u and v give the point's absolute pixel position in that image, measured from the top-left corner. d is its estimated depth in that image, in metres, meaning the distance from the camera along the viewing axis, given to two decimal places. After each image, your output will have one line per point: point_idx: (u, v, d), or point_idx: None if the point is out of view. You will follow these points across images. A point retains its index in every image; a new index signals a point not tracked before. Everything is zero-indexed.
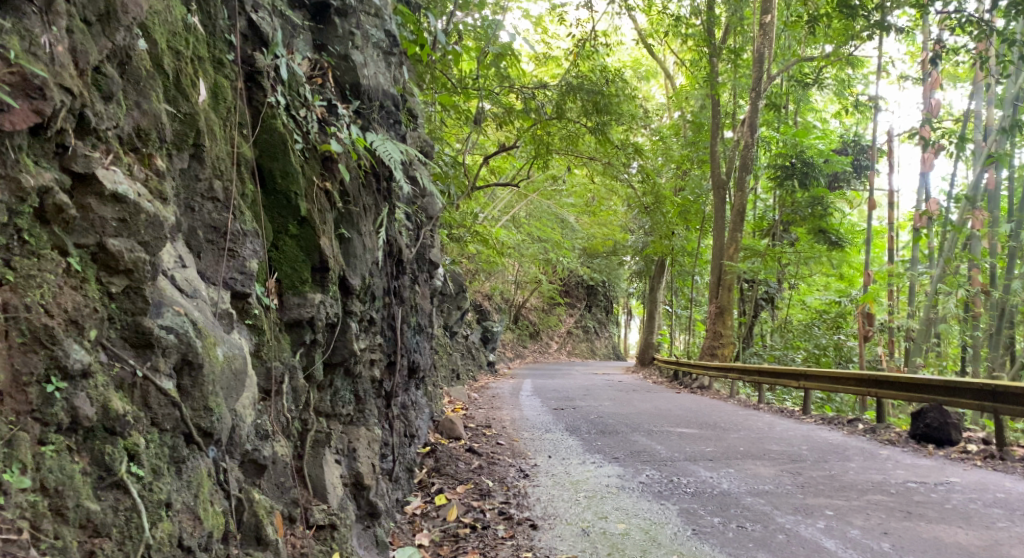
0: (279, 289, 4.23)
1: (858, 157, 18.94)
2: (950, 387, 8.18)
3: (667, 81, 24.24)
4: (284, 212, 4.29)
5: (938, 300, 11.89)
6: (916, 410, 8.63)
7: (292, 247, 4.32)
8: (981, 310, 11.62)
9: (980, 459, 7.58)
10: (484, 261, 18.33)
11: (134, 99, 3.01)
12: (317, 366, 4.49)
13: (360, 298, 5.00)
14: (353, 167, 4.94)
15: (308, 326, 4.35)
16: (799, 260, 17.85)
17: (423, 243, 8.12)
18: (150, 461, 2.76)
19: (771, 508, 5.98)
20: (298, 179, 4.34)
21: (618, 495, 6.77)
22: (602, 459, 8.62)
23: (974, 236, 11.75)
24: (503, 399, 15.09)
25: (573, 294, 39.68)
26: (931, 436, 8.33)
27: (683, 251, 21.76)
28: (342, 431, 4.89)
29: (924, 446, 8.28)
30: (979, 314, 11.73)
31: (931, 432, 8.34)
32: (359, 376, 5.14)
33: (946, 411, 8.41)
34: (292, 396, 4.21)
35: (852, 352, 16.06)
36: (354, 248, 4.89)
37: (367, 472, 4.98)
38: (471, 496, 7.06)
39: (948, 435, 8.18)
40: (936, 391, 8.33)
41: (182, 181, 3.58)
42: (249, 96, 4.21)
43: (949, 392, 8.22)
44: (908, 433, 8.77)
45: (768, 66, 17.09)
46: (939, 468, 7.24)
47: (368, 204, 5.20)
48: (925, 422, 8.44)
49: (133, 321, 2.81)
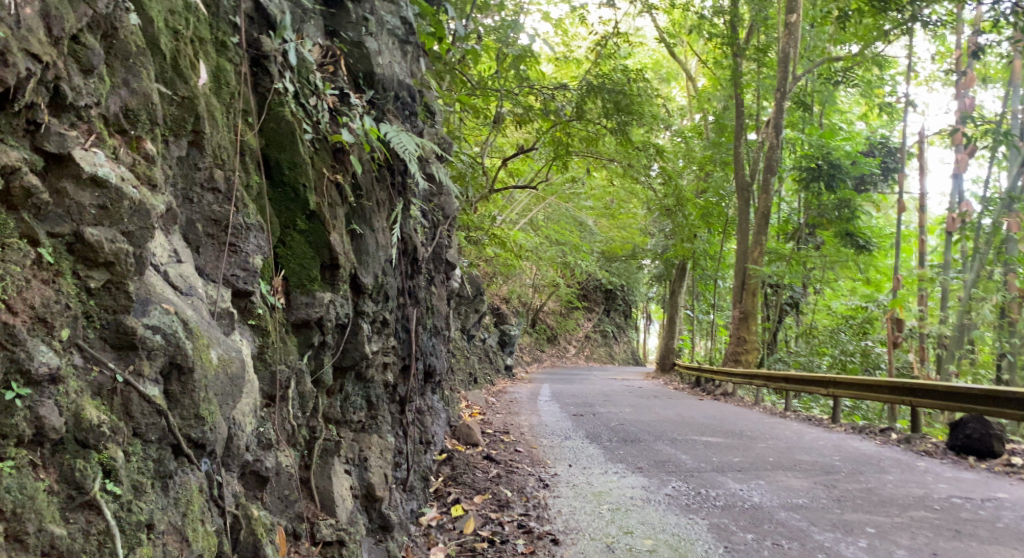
0: (286, 288, 3.95)
1: (886, 160, 18.47)
2: (993, 396, 7.77)
3: (688, 82, 23.86)
4: (292, 206, 4.01)
5: (974, 306, 11.44)
6: (955, 421, 8.23)
7: (301, 243, 4.04)
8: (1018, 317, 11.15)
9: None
10: (502, 264, 18.05)
11: (122, 76, 2.76)
12: (325, 370, 4.21)
13: (372, 298, 4.72)
14: (366, 160, 4.66)
15: (316, 327, 4.07)
16: (825, 264, 17.42)
17: (439, 243, 7.83)
18: (129, 478, 2.49)
19: (807, 524, 5.66)
20: (307, 170, 4.05)
21: (643, 509, 6.46)
22: (625, 469, 8.29)
23: (1009, 240, 11.22)
24: (521, 404, 14.80)
25: (592, 298, 39.25)
26: (971, 448, 7.91)
27: (705, 254, 21.37)
28: (353, 439, 4.61)
29: (964, 458, 7.89)
30: (1016, 321, 11.26)
31: (971, 444, 7.93)
32: (371, 380, 4.86)
33: (988, 422, 8.00)
34: (299, 402, 3.94)
35: (880, 358, 15.45)
36: (367, 245, 4.61)
37: (379, 483, 4.70)
38: (489, 507, 6.77)
39: (990, 446, 7.76)
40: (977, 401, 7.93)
41: (179, 170, 3.32)
42: (255, 82, 3.93)
43: (993, 402, 7.81)
44: (946, 444, 8.36)
45: (793, 66, 16.68)
46: (983, 483, 6.87)
47: (381, 199, 4.91)
48: (965, 433, 8.02)
49: (114, 319, 2.56)
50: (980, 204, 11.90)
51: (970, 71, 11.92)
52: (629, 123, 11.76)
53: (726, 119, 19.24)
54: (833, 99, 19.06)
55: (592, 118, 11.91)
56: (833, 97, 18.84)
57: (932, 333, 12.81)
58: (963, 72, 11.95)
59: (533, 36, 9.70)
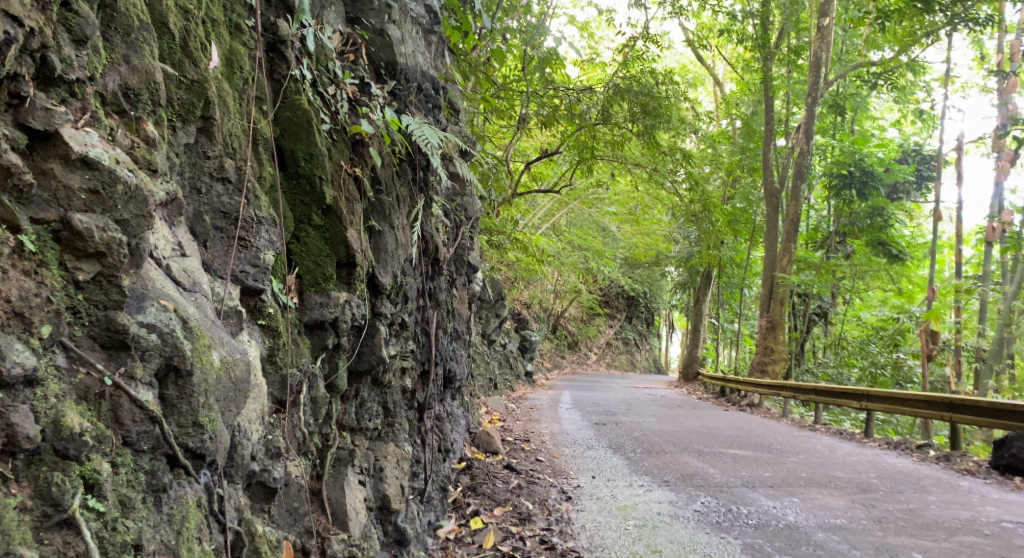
0: (300, 286, 3.74)
1: (920, 168, 18.03)
2: None
3: (715, 87, 23.51)
4: (307, 200, 3.78)
5: (1014, 319, 11.03)
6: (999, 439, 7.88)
7: (316, 239, 3.82)
8: None
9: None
10: (524, 268, 17.81)
11: (121, 52, 2.57)
12: (340, 375, 3.98)
13: (391, 298, 4.48)
14: (386, 153, 4.43)
15: (331, 329, 3.85)
16: (856, 274, 17.04)
17: (461, 245, 7.59)
18: (115, 494, 2.28)
19: (849, 547, 5.66)
20: (324, 161, 3.83)
21: (671, 525, 6.36)
22: (650, 482, 8.01)
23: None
24: (542, 410, 14.55)
25: (614, 304, 38.74)
26: (1019, 468, 7.54)
27: (731, 262, 21.02)
28: (368, 448, 4.37)
29: (1011, 479, 7.55)
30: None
31: (1018, 463, 7.56)
32: (389, 385, 4.62)
33: None
34: (312, 409, 3.73)
35: (912, 372, 14.90)
36: (386, 243, 4.37)
37: (395, 495, 4.47)
38: (510, 520, 6.53)
39: None
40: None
41: (186, 158, 3.10)
42: (270, 68, 3.71)
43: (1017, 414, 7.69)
44: (989, 464, 8.00)
45: (825, 72, 16.31)
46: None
47: (402, 195, 4.67)
48: (1011, 453, 7.67)
49: (105, 316, 2.35)
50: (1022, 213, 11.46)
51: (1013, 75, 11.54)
52: (658, 126, 11.49)
53: (754, 124, 18.90)
54: (865, 105, 18.66)
55: (618, 122, 11.64)
56: (865, 103, 18.44)
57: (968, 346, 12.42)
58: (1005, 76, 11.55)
59: (559, 38, 9.45)
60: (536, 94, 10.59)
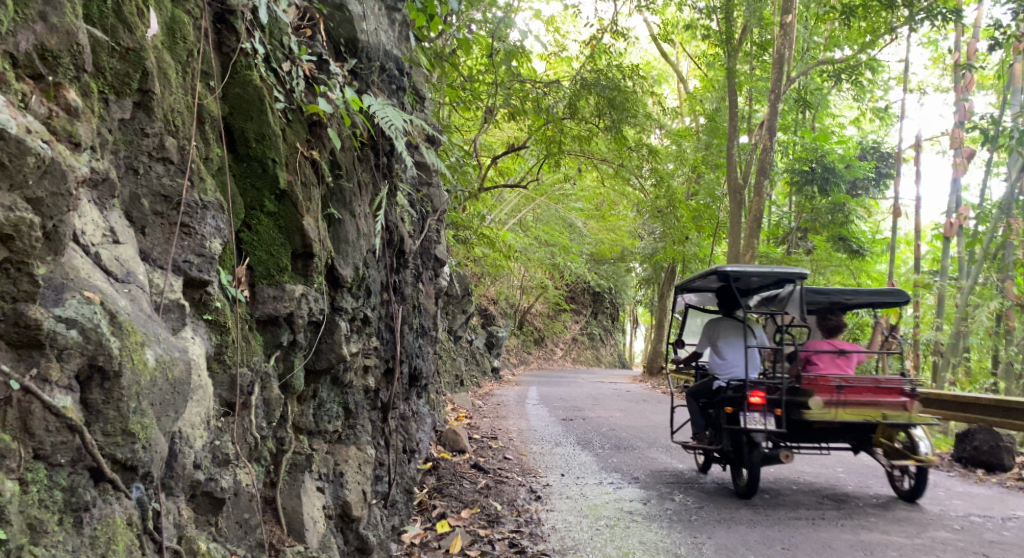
0: (251, 279, 3.46)
1: (879, 165, 18.15)
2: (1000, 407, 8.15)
3: (679, 85, 23.51)
4: (258, 184, 3.49)
5: (969, 312, 11.15)
6: (963, 431, 8.71)
7: (269, 228, 3.53)
8: (1015, 324, 10.84)
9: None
10: (491, 264, 17.60)
11: (37, 8, 2.28)
12: (296, 375, 3.70)
13: (353, 292, 4.17)
14: (346, 136, 4.16)
15: (286, 325, 3.57)
16: (816, 269, 17.12)
17: (427, 238, 7.33)
18: (23, 517, 1.97)
19: (823, 545, 5.77)
20: (279, 144, 3.54)
21: (644, 525, 6.24)
22: (621, 479, 7.84)
23: (1006, 246, 10.71)
24: (509, 407, 14.35)
25: (580, 300, 38.69)
26: (980, 460, 8.37)
27: (695, 257, 21.03)
28: (327, 451, 4.10)
29: (974, 471, 8.32)
30: (1014, 328, 10.91)
31: (980, 456, 8.39)
32: (350, 385, 4.34)
33: (997, 434, 8.41)
34: (264, 411, 3.45)
35: (872, 365, 15.25)
36: (346, 233, 4.08)
37: (357, 501, 4.21)
38: (478, 522, 6.29)
39: (1000, 459, 8.21)
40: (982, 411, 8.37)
41: (121, 134, 2.78)
42: (218, 41, 3.40)
43: (1004, 413, 8.06)
44: (953, 457, 8.88)
45: (788, 69, 16.28)
46: (999, 500, 7.22)
47: (365, 181, 4.37)
48: (974, 445, 8.52)
49: (13, 310, 2.05)
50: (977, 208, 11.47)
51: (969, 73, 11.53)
52: (625, 120, 11.31)
53: (719, 121, 18.92)
54: (826, 102, 18.75)
55: (585, 116, 11.44)
56: (826, 100, 18.52)
57: (926, 340, 12.51)
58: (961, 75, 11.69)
59: (525, 30, 9.24)
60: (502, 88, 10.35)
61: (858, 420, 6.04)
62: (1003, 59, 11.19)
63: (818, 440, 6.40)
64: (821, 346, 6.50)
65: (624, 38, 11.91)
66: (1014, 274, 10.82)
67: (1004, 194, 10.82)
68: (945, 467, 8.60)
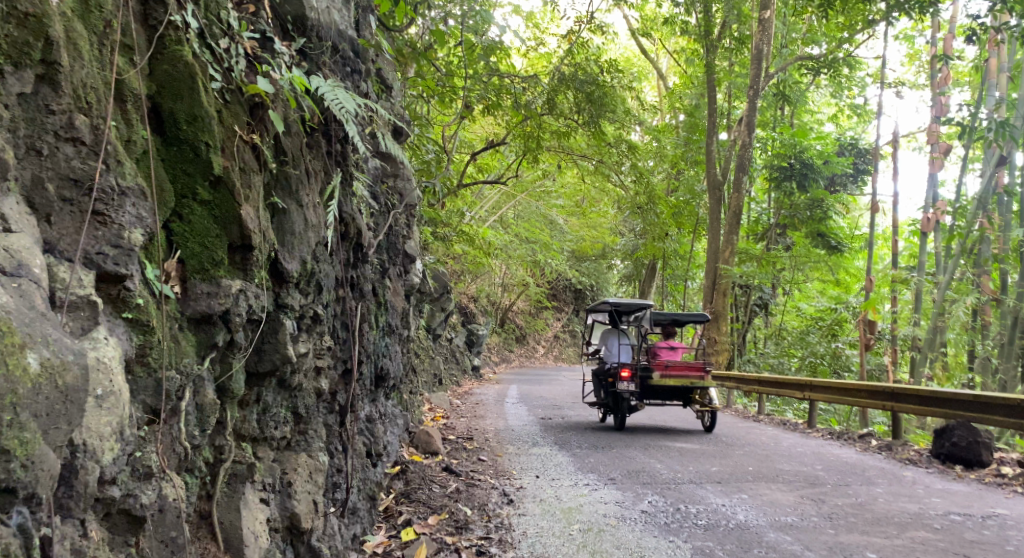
0: (183, 273, 3.16)
1: (857, 161, 18.02)
2: (982, 402, 8.07)
3: (659, 81, 23.37)
4: (190, 170, 3.18)
5: (945, 308, 11.03)
6: (940, 427, 8.55)
7: (203, 217, 3.23)
8: (992, 318, 10.71)
9: (1020, 484, 7.33)
10: (471, 261, 17.35)
11: None
12: (236, 378, 3.41)
13: (300, 287, 3.87)
14: (295, 121, 3.86)
15: (221, 324, 3.27)
16: (795, 266, 17.02)
17: (394, 232, 7.06)
18: None
19: (801, 548, 5.58)
20: (214, 126, 3.24)
21: (618, 529, 6.02)
22: (596, 480, 7.61)
23: (983, 241, 10.60)
24: (486, 405, 14.13)
25: (561, 298, 38.63)
26: (959, 456, 8.20)
27: (675, 254, 20.92)
28: (274, 459, 3.81)
29: (952, 467, 8.17)
30: (991, 323, 10.77)
31: (958, 452, 8.22)
32: (299, 388, 4.04)
33: (975, 429, 8.29)
34: (197, 418, 3.15)
35: (850, 360, 15.11)
36: (292, 224, 3.78)
37: (307, 512, 3.92)
38: (445, 529, 6.02)
39: (977, 454, 8.05)
40: (964, 407, 8.27)
41: (19, 110, 2.50)
42: (143, 12, 3.08)
43: (981, 409, 8.10)
44: (930, 453, 8.71)
45: (766, 65, 16.20)
46: (978, 497, 7.05)
47: (314, 169, 4.07)
48: (952, 441, 8.34)
49: None
50: (954, 202, 11.31)
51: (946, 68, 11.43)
52: (603, 114, 11.06)
53: (699, 117, 18.76)
54: (804, 98, 18.65)
55: (563, 111, 11.18)
56: (804, 96, 18.41)
57: (904, 336, 12.36)
58: (939, 72, 11.56)
59: (504, 26, 8.98)
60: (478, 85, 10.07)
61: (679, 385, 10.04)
62: (981, 53, 11.07)
63: (659, 398, 10.40)
64: (661, 345, 10.62)
65: (600, 34, 11.71)
66: (992, 268, 10.62)
67: (981, 188, 10.70)
68: (923, 463, 8.44)
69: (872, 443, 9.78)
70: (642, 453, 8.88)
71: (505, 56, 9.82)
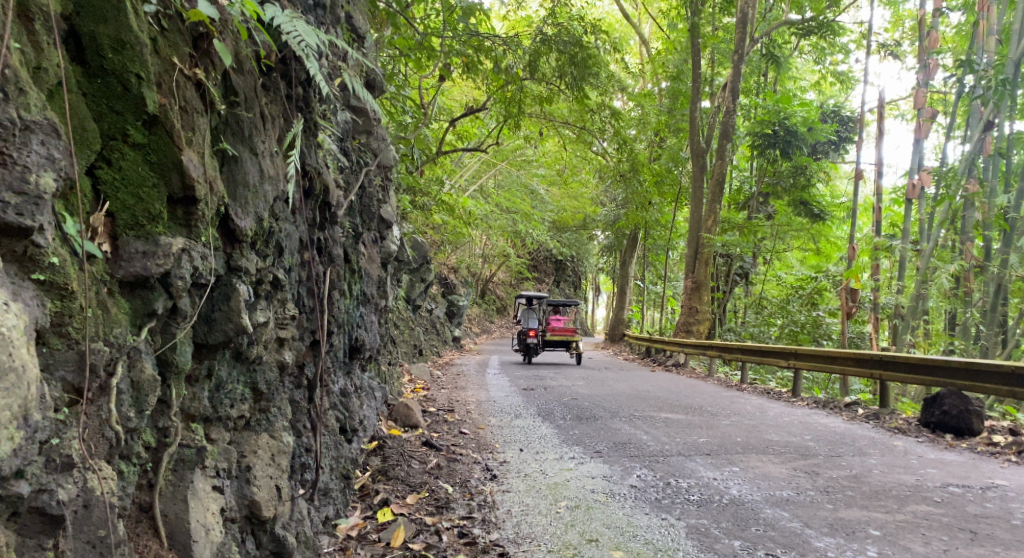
0: (114, 229, 2.72)
1: (840, 128, 17.65)
2: (974, 369, 7.75)
3: (641, 47, 22.80)
4: (120, 107, 2.73)
5: (928, 274, 10.59)
6: (930, 395, 8.22)
7: (137, 164, 2.79)
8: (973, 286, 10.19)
9: (1015, 454, 7.05)
10: (451, 232, 16.92)
11: None
12: (182, 352, 2.97)
13: (258, 247, 3.42)
14: (249, 58, 3.40)
15: (162, 289, 2.82)
16: (777, 234, 16.71)
17: (366, 192, 6.62)
18: None
19: (800, 525, 5.24)
20: (148, 56, 2.78)
21: (607, 506, 5.68)
22: (583, 453, 7.26)
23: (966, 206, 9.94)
24: (468, 376, 13.80)
25: (542, 268, 38.33)
26: (948, 425, 7.90)
27: (658, 223, 20.61)
28: (230, 441, 3.38)
29: (941, 435, 7.89)
30: (974, 290, 10.40)
31: (948, 420, 7.92)
32: (260, 362, 3.59)
33: (966, 397, 7.98)
34: (133, 396, 2.70)
35: (830, 329, 14.65)
36: (246, 175, 3.31)
37: (269, 499, 3.50)
38: (425, 509, 5.64)
39: (968, 423, 7.75)
40: (956, 374, 7.95)
41: None
42: None
43: (973, 376, 7.77)
44: (918, 422, 8.39)
45: (750, 29, 15.74)
46: (974, 466, 6.77)
47: (272, 113, 3.61)
48: (942, 410, 8.01)
49: None
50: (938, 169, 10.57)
51: (934, 28, 10.93)
52: (586, 78, 10.36)
53: (682, 83, 18.35)
54: (788, 63, 18.19)
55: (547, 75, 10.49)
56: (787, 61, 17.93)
57: (886, 303, 12.00)
58: (928, 34, 11.09)
59: None
60: (454, 49, 9.52)
61: (562, 338, 16.31)
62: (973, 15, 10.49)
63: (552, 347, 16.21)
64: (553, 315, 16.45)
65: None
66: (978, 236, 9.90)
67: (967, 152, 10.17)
68: (911, 432, 8.15)
69: (859, 412, 9.51)
70: (629, 425, 8.54)
71: (486, 17, 9.12)
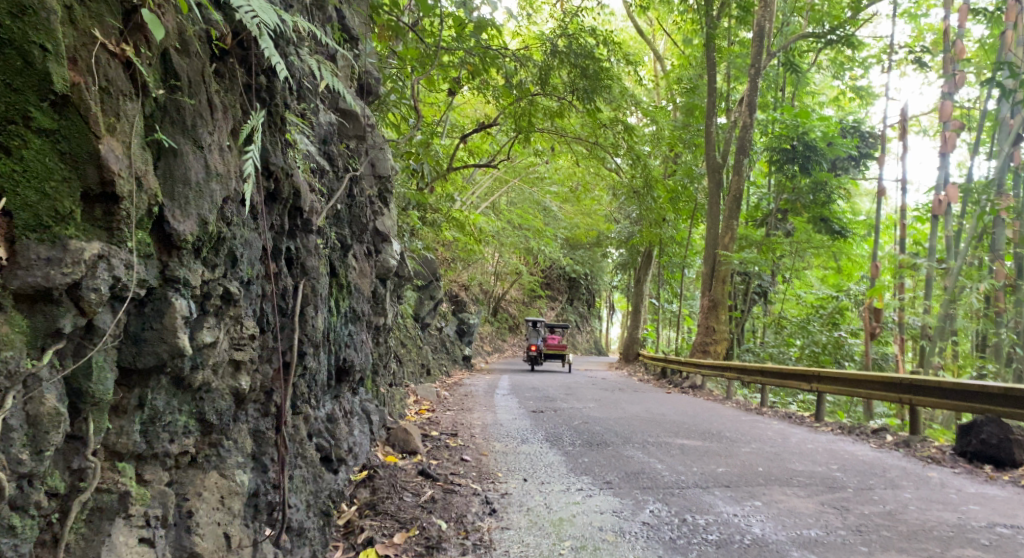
0: (10, 231, 2.31)
1: (859, 144, 16.98)
2: (1013, 396, 7.15)
3: (655, 63, 22.34)
4: (22, 84, 2.33)
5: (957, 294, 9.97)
6: (966, 423, 7.61)
7: (44, 154, 2.38)
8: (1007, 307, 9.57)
9: None
10: (461, 249, 16.43)
11: None
12: (103, 379, 2.52)
13: (204, 255, 2.96)
14: (196, 38, 2.96)
15: (71, 304, 2.39)
16: (796, 252, 16.13)
17: (357, 202, 6.15)
18: None
19: None
20: (57, 26, 2.38)
21: (615, 546, 5.15)
22: (590, 484, 6.73)
23: (995, 223, 9.21)
24: (476, 396, 13.30)
25: (556, 286, 37.70)
26: (987, 454, 7.28)
27: (672, 241, 20.05)
28: (169, 481, 2.90)
29: (980, 466, 7.26)
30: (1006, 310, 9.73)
31: (987, 450, 7.29)
32: (211, 388, 3.11)
33: (1005, 425, 7.36)
34: (28, 434, 2.29)
35: (852, 350, 14.23)
36: (189, 170, 2.85)
37: (215, 549, 3.01)
38: (414, 549, 5.11)
39: (1011, 454, 7.12)
40: (993, 401, 7.35)
41: None
42: None
43: (1012, 403, 7.17)
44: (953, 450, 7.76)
45: (767, 43, 15.24)
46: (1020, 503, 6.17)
47: (226, 102, 3.16)
48: (980, 438, 7.39)
49: None
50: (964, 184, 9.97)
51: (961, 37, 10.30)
52: (598, 91, 9.86)
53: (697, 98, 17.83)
54: (806, 78, 17.66)
55: (556, 87, 10.00)
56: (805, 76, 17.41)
57: (912, 324, 11.39)
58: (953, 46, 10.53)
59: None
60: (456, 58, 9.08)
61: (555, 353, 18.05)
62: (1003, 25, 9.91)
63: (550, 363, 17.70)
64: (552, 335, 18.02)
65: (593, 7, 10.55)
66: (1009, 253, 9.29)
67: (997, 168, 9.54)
68: (946, 461, 7.54)
69: (887, 439, 8.89)
70: (642, 452, 7.98)
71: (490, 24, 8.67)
